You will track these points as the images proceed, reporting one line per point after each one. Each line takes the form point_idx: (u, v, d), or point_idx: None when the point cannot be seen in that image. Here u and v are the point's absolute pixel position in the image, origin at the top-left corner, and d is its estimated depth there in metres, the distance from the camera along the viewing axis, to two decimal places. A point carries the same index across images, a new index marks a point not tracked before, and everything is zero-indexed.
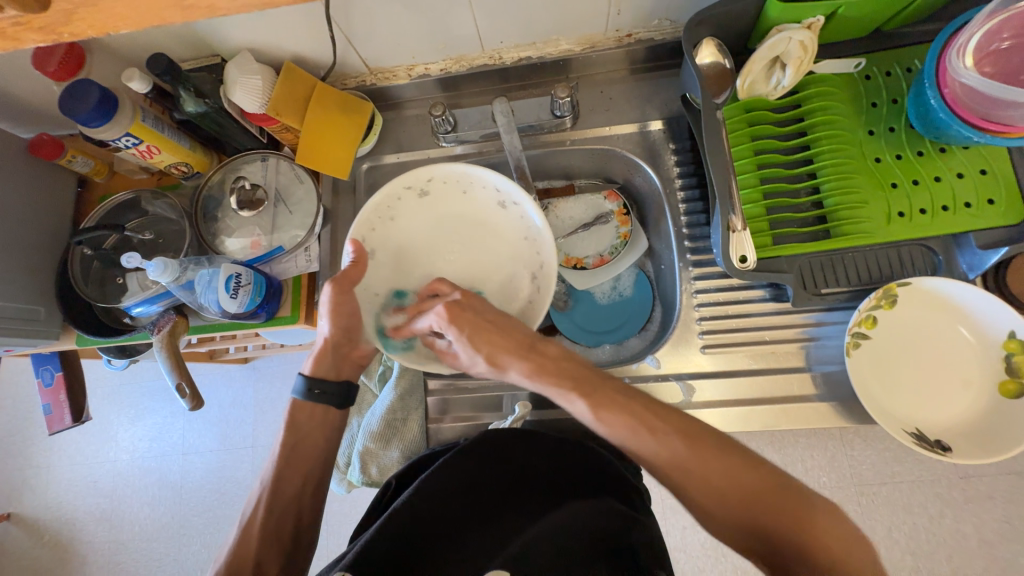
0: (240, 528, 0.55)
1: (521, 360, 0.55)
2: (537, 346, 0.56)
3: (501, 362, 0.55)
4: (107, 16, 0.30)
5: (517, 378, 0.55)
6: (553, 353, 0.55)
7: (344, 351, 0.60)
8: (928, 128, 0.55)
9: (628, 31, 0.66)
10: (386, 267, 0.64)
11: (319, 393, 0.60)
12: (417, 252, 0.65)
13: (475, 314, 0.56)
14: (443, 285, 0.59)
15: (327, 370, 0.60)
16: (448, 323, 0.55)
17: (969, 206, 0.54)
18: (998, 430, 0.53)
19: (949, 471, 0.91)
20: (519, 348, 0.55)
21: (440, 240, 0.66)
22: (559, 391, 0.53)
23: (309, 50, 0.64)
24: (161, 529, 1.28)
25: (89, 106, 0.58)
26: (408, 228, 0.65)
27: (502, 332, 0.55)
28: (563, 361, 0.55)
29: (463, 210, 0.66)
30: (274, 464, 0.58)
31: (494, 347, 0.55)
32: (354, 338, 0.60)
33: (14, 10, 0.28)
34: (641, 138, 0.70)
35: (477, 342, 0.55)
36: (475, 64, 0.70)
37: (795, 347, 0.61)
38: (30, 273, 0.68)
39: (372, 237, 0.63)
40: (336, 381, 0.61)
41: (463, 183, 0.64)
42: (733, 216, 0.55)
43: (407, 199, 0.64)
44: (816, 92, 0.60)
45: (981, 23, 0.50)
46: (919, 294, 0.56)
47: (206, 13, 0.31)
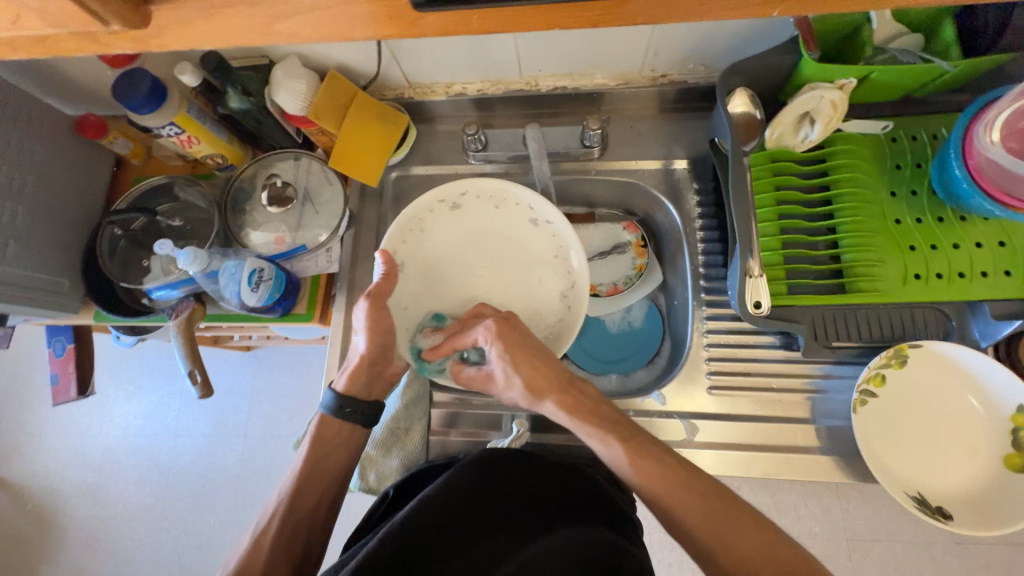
0: (256, 533, 0.55)
1: (559, 396, 0.56)
2: (574, 384, 0.57)
3: (539, 389, 0.56)
4: (196, 33, 0.31)
5: (552, 411, 0.56)
6: (589, 393, 0.57)
7: (377, 368, 0.61)
8: (950, 195, 0.56)
9: (662, 71, 0.68)
10: (416, 279, 0.66)
11: (350, 411, 0.60)
12: (446, 264, 0.67)
13: (520, 337, 0.58)
14: (486, 309, 0.62)
15: (361, 388, 0.61)
16: (494, 339, 0.57)
17: (985, 275, 0.55)
18: (1000, 503, 0.52)
19: (945, 536, 0.90)
20: (559, 381, 0.56)
21: (468, 254, 0.67)
22: (597, 432, 0.53)
23: (355, 60, 0.67)
24: (144, 510, 1.28)
25: (140, 94, 0.60)
26: (437, 241, 0.66)
27: (546, 362, 0.57)
28: (598, 402, 0.56)
29: (491, 225, 0.67)
30: (299, 474, 0.58)
31: (535, 372, 0.56)
32: (388, 355, 0.61)
33: (115, 23, 0.30)
34: (665, 175, 0.72)
35: (518, 364, 0.56)
36: (512, 88, 0.72)
37: (802, 398, 0.62)
38: (59, 247, 0.69)
39: (402, 249, 0.64)
40: (366, 401, 0.61)
41: (495, 198, 0.65)
42: (751, 261, 0.56)
43: (439, 211, 0.66)
44: (841, 149, 0.61)
45: (1010, 102, 0.51)
46: (930, 357, 0.57)
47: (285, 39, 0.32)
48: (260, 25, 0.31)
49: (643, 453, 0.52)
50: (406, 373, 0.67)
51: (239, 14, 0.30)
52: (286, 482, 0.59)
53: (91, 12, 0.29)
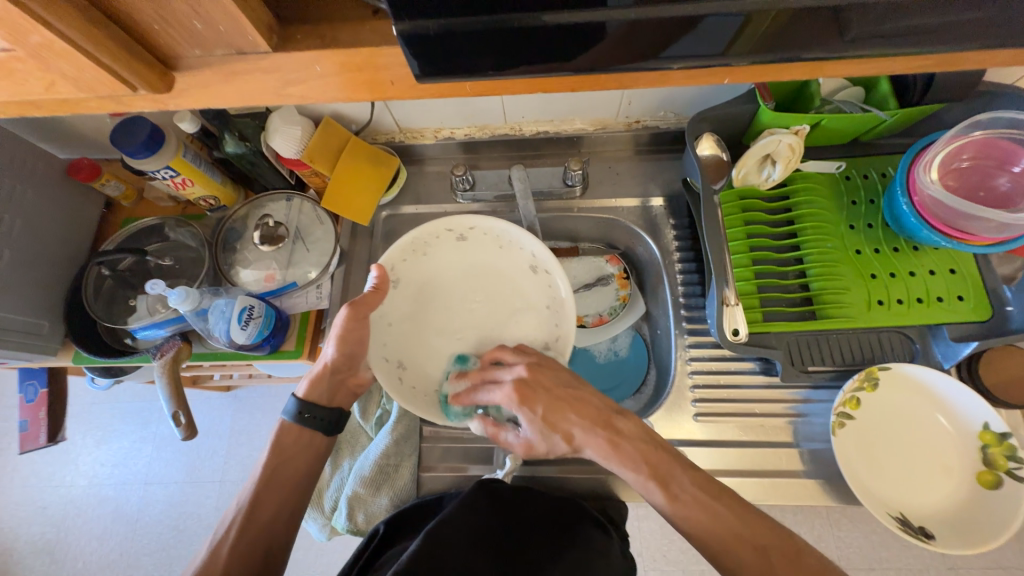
0: (214, 543, 0.53)
1: (596, 439, 0.55)
2: (611, 422, 0.56)
3: (578, 440, 0.56)
4: (213, 94, 0.32)
5: (593, 456, 0.55)
6: (627, 428, 0.55)
7: (341, 377, 0.61)
8: (901, 228, 0.61)
9: (636, 118, 0.73)
10: (405, 297, 0.66)
11: (308, 417, 0.59)
12: (440, 292, 0.68)
13: (546, 389, 0.57)
14: (505, 352, 0.61)
15: (321, 395, 0.61)
16: (518, 403, 0.56)
17: (941, 300, 0.59)
18: (978, 521, 0.54)
19: (937, 562, 0.90)
20: (597, 426, 0.56)
21: (461, 288, 0.68)
22: (632, 472, 0.53)
23: (348, 108, 0.71)
24: (106, 568, 1.19)
25: (139, 140, 0.62)
26: (436, 267, 0.68)
27: (575, 407, 0.56)
28: (643, 444, 0.54)
29: (489, 262, 0.68)
30: (257, 480, 0.57)
31: (570, 423, 0.56)
32: (355, 364, 0.62)
33: (141, 88, 0.31)
34: (642, 211, 0.76)
35: (549, 418, 0.56)
36: (497, 132, 0.77)
37: (784, 422, 0.63)
38: (43, 289, 0.69)
39: (399, 268, 0.65)
40: (327, 408, 0.61)
41: (499, 238, 0.66)
42: (727, 291, 0.60)
43: (445, 240, 0.67)
44: (802, 186, 0.66)
45: (943, 145, 0.57)
46: (900, 379, 0.60)
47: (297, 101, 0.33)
48: (272, 88, 0.32)
49: (677, 496, 0.51)
50: (396, 409, 0.67)
51: (257, 83, 0.32)
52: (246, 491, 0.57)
53: (120, 78, 0.30)
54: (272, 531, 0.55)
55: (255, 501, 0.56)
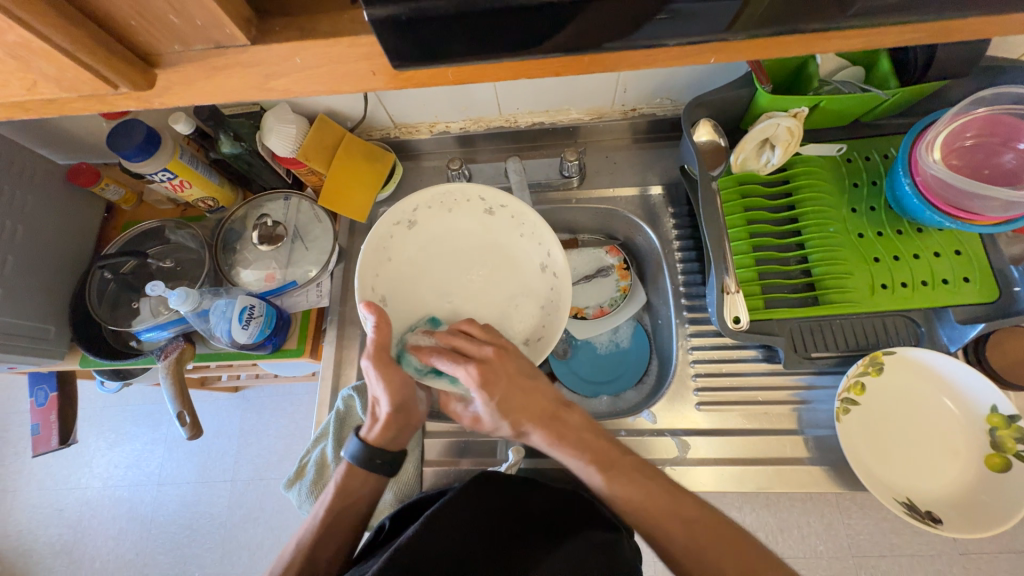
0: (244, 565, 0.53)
1: (543, 428, 0.56)
2: (559, 414, 0.57)
3: (521, 425, 0.56)
4: (194, 91, 0.32)
5: (536, 443, 0.57)
6: (573, 422, 0.57)
7: (404, 422, 0.58)
8: (905, 210, 0.60)
9: (632, 106, 0.73)
10: (412, 241, 0.66)
11: (379, 463, 0.57)
12: (449, 252, 0.68)
13: (507, 378, 0.54)
14: (473, 327, 0.57)
15: (360, 425, 0.58)
16: (478, 386, 0.52)
17: (946, 282, 0.58)
18: (986, 504, 0.53)
19: (948, 547, 0.89)
20: (542, 415, 0.56)
21: (464, 258, 0.68)
22: (575, 460, 0.54)
23: (342, 105, 0.70)
24: (124, 567, 1.21)
25: (134, 143, 0.62)
26: (455, 225, 0.67)
27: (527, 397, 0.55)
28: (582, 432, 0.56)
29: (502, 243, 0.68)
30: None
31: (520, 412, 0.56)
32: (410, 408, 0.58)
33: (124, 86, 0.31)
34: (641, 200, 0.75)
35: (504, 405, 0.54)
36: (492, 125, 0.76)
37: (788, 410, 0.63)
38: (47, 294, 0.69)
39: (421, 211, 0.66)
40: (364, 435, 0.58)
41: (523, 226, 0.66)
42: (727, 278, 0.59)
43: (473, 205, 0.67)
44: (802, 171, 0.65)
45: (945, 124, 0.56)
46: (904, 363, 0.59)
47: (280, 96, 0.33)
48: (255, 84, 0.32)
49: (622, 477, 0.53)
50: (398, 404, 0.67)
51: (238, 76, 0.32)
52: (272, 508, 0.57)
53: (102, 77, 0.30)
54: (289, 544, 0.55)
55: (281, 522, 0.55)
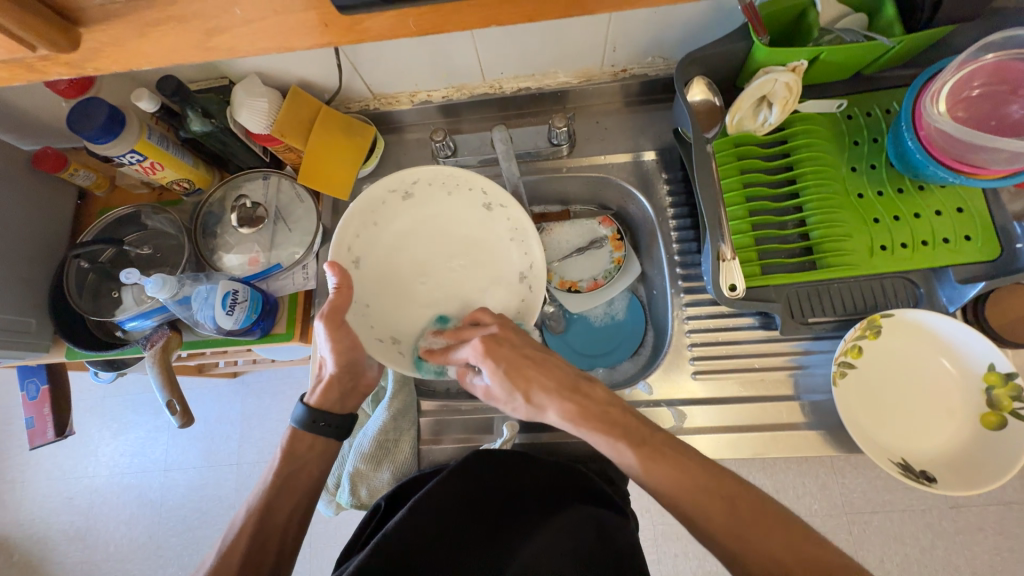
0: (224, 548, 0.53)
1: (565, 401, 0.55)
2: (582, 387, 0.56)
3: (540, 400, 0.55)
4: (131, 54, 0.33)
5: (558, 420, 0.55)
6: (597, 396, 0.55)
7: (349, 385, 0.60)
8: (907, 167, 0.58)
9: (623, 66, 0.69)
10: (404, 213, 0.65)
11: (324, 425, 0.59)
12: (433, 236, 0.66)
13: (512, 350, 0.56)
14: (484, 315, 0.61)
15: (333, 402, 0.60)
16: (483, 357, 0.55)
17: (947, 241, 0.57)
18: (980, 461, 0.54)
19: (940, 501, 0.91)
20: (562, 387, 0.55)
21: (451, 244, 0.67)
22: (608, 440, 0.52)
23: (316, 75, 0.67)
24: (137, 550, 1.24)
25: (96, 123, 0.59)
26: (447, 209, 0.66)
27: (541, 370, 0.56)
28: (608, 406, 0.55)
29: (489, 240, 0.66)
30: (269, 486, 0.57)
31: (534, 383, 0.55)
32: (358, 372, 0.60)
33: (43, 47, 0.32)
34: (634, 167, 0.73)
35: (513, 376, 0.55)
36: (476, 92, 0.73)
37: (784, 376, 0.62)
38: (24, 286, 0.67)
39: (420, 186, 0.64)
40: (341, 414, 0.60)
41: (515, 229, 0.65)
42: (723, 245, 0.57)
43: (474, 195, 0.65)
44: (801, 129, 0.62)
45: (953, 72, 0.53)
46: (902, 325, 0.58)
47: (226, 54, 0.34)
48: (195, 41, 0.33)
49: (655, 456, 0.51)
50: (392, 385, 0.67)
51: (173, 34, 0.32)
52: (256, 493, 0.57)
53: (20, 38, 0.31)
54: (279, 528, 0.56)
55: (266, 505, 0.56)
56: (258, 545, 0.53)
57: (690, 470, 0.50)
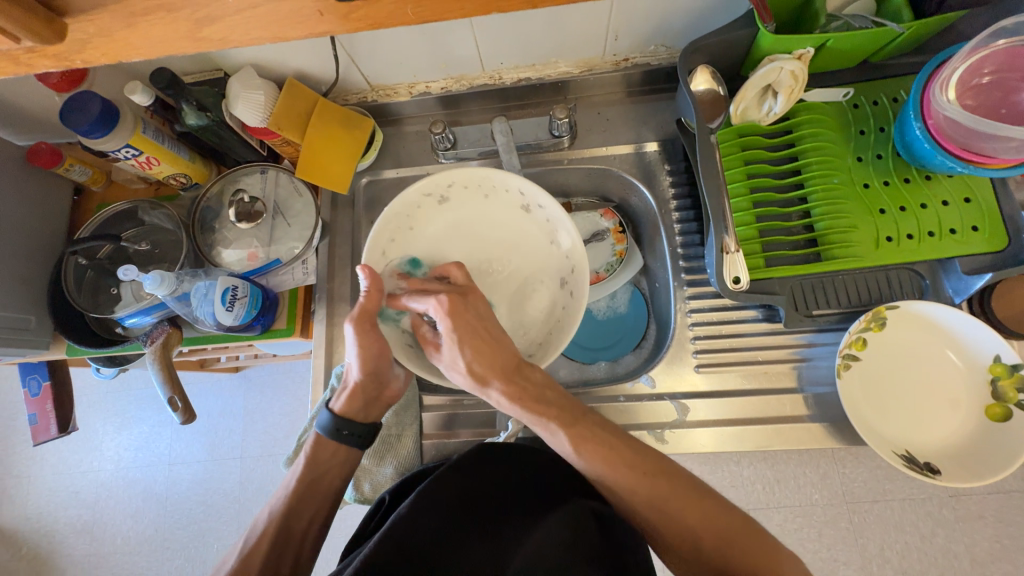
0: (245, 553, 0.53)
1: (505, 381, 0.54)
2: (522, 369, 0.56)
3: (483, 375, 0.54)
4: (120, 44, 0.32)
5: (495, 399, 0.55)
6: (537, 378, 0.56)
7: (373, 394, 0.58)
8: (914, 157, 0.57)
9: (625, 55, 0.68)
10: (441, 217, 0.65)
11: (346, 434, 0.58)
12: (472, 238, 0.66)
13: (475, 318, 0.56)
14: (454, 270, 0.60)
15: (356, 411, 0.58)
16: (445, 315, 0.55)
17: (954, 232, 0.56)
18: (985, 453, 0.53)
19: (940, 490, 0.92)
20: (505, 368, 0.55)
21: (487, 248, 0.66)
22: (541, 421, 0.54)
23: (312, 66, 0.65)
24: (145, 543, 1.25)
25: (90, 117, 0.58)
26: (485, 213, 0.66)
27: (496, 345, 0.55)
28: (543, 389, 0.55)
29: (529, 242, 0.66)
30: (292, 493, 0.56)
31: (481, 356, 0.54)
32: (384, 379, 0.58)
33: (28, 39, 0.31)
34: (637, 158, 0.72)
35: (465, 343, 0.54)
36: (476, 83, 0.71)
37: (788, 368, 0.62)
38: (23, 283, 0.67)
39: (455, 189, 0.63)
40: (364, 423, 0.59)
41: (551, 231, 0.64)
42: (727, 238, 0.57)
43: (510, 198, 0.64)
44: (806, 119, 0.61)
45: (962, 60, 0.52)
46: (908, 317, 0.57)
47: (218, 44, 0.33)
48: (187, 32, 0.32)
49: (586, 438, 0.53)
50: None
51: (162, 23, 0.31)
52: (278, 500, 0.57)
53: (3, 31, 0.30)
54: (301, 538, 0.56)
55: (276, 510, 0.56)
56: (279, 550, 0.54)
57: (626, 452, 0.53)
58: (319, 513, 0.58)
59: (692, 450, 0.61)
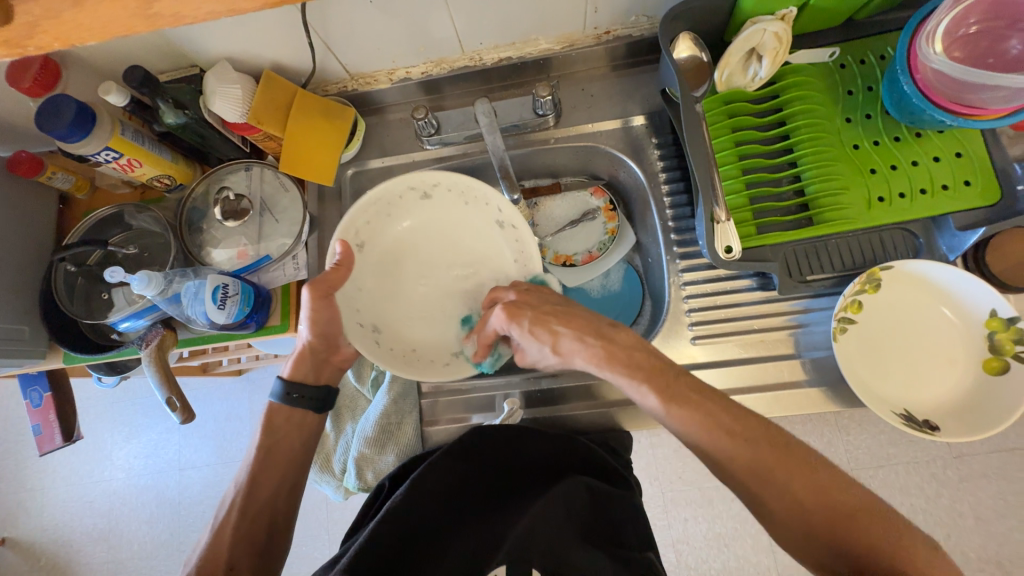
0: (215, 527, 0.55)
1: (586, 349, 0.54)
2: (604, 332, 0.54)
3: (567, 348, 0.55)
4: (71, 27, 0.31)
5: (584, 366, 0.55)
6: (623, 339, 0.54)
7: (323, 357, 0.60)
8: (904, 114, 0.56)
9: (606, 28, 0.66)
10: (420, 212, 0.65)
11: (298, 397, 0.59)
12: (443, 240, 0.66)
13: (533, 309, 0.56)
14: (499, 290, 0.61)
15: (306, 373, 0.60)
16: (508, 320, 0.56)
17: (946, 188, 0.55)
18: (986, 407, 0.53)
19: (943, 451, 0.92)
20: (592, 330, 0.55)
21: (457, 251, 0.66)
22: (632, 383, 0.51)
23: (289, 57, 0.64)
24: (161, 547, 1.27)
25: (66, 121, 0.57)
26: (463, 220, 0.66)
27: (568, 320, 0.55)
28: (633, 348, 0.53)
29: (500, 256, 0.65)
30: (254, 461, 0.57)
31: (564, 333, 0.55)
32: (335, 341, 0.60)
33: None
34: (624, 133, 0.71)
35: (539, 329, 0.55)
36: (456, 65, 0.70)
37: (785, 335, 0.62)
38: (13, 293, 0.66)
39: (438, 189, 0.64)
40: (314, 385, 0.60)
41: (519, 252, 0.63)
42: (717, 208, 0.56)
43: (486, 210, 0.64)
44: (793, 81, 0.60)
45: (948, 10, 0.50)
46: (902, 277, 0.57)
47: (173, 22, 0.32)
48: (137, 11, 0.31)
49: (679, 403, 0.49)
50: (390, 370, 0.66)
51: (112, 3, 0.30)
52: (243, 471, 0.58)
53: None
54: (268, 504, 0.56)
55: None
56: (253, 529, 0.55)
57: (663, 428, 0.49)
58: (286, 483, 0.58)
59: None
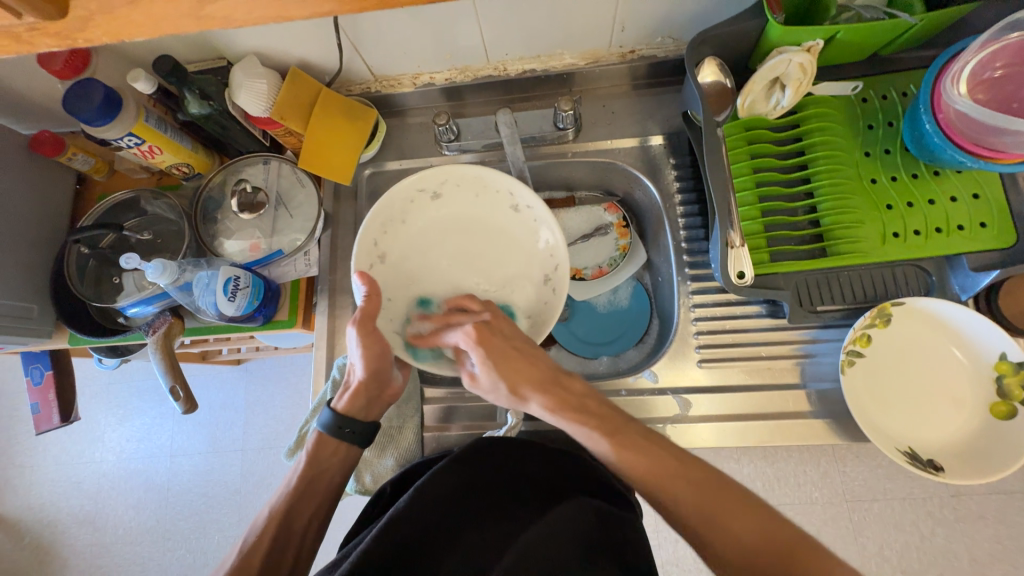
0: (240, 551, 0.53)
1: (543, 393, 0.55)
2: (561, 381, 0.56)
3: (522, 392, 0.55)
4: (122, 22, 0.32)
5: (538, 411, 0.55)
6: (576, 389, 0.56)
7: (376, 392, 0.58)
8: (923, 151, 0.57)
9: (631, 47, 0.67)
10: (495, 211, 0.65)
11: (348, 431, 0.57)
12: (487, 247, 0.65)
13: (503, 341, 0.56)
14: (471, 302, 0.61)
15: (359, 409, 0.58)
16: (476, 344, 0.56)
17: (961, 228, 0.55)
18: (991, 450, 0.53)
19: (941, 490, 0.92)
20: (544, 379, 0.55)
21: (486, 259, 0.65)
22: (580, 428, 0.53)
23: (317, 56, 0.65)
24: (146, 533, 1.26)
25: (93, 105, 0.58)
26: (515, 242, 0.65)
27: (528, 362, 0.56)
28: (585, 399, 0.55)
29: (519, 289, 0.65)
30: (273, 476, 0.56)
31: (518, 375, 0.55)
32: (386, 379, 0.58)
33: (29, 14, 0.30)
34: (641, 152, 0.71)
35: (501, 367, 0.55)
36: (480, 74, 0.71)
37: (791, 364, 0.62)
38: (26, 270, 0.66)
39: (525, 209, 0.63)
40: (365, 421, 0.59)
41: (537, 311, 0.64)
42: (732, 232, 0.56)
43: (540, 254, 0.64)
44: (814, 112, 0.61)
45: (973, 54, 0.51)
46: (913, 314, 0.57)
47: (220, 23, 0.33)
48: (188, 10, 0.32)
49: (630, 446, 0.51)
50: None
51: (167, 3, 0.31)
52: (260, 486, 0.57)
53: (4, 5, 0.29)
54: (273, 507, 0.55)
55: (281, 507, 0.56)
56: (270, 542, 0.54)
57: (669, 458, 0.50)
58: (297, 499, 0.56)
59: (693, 445, 0.61)
